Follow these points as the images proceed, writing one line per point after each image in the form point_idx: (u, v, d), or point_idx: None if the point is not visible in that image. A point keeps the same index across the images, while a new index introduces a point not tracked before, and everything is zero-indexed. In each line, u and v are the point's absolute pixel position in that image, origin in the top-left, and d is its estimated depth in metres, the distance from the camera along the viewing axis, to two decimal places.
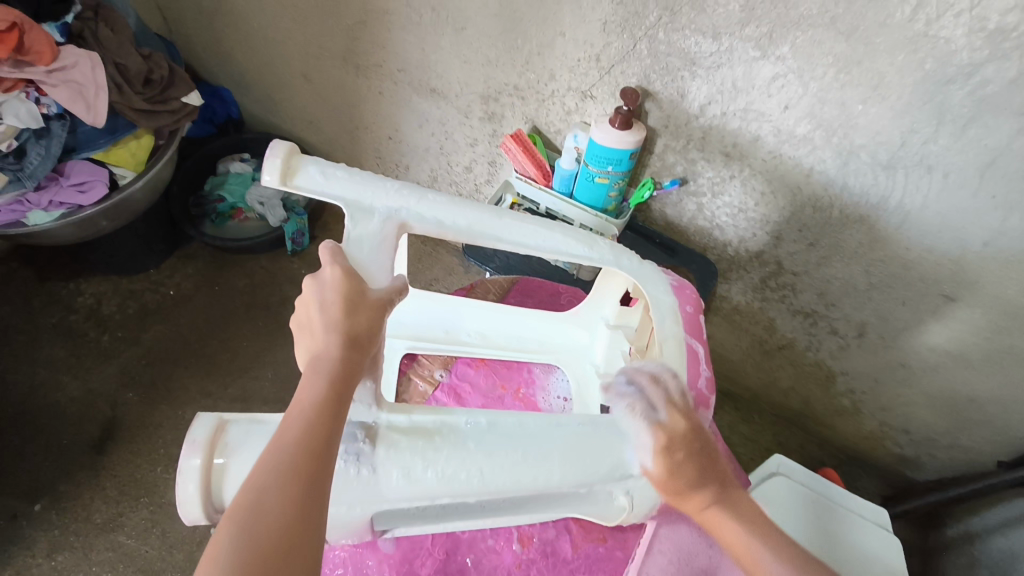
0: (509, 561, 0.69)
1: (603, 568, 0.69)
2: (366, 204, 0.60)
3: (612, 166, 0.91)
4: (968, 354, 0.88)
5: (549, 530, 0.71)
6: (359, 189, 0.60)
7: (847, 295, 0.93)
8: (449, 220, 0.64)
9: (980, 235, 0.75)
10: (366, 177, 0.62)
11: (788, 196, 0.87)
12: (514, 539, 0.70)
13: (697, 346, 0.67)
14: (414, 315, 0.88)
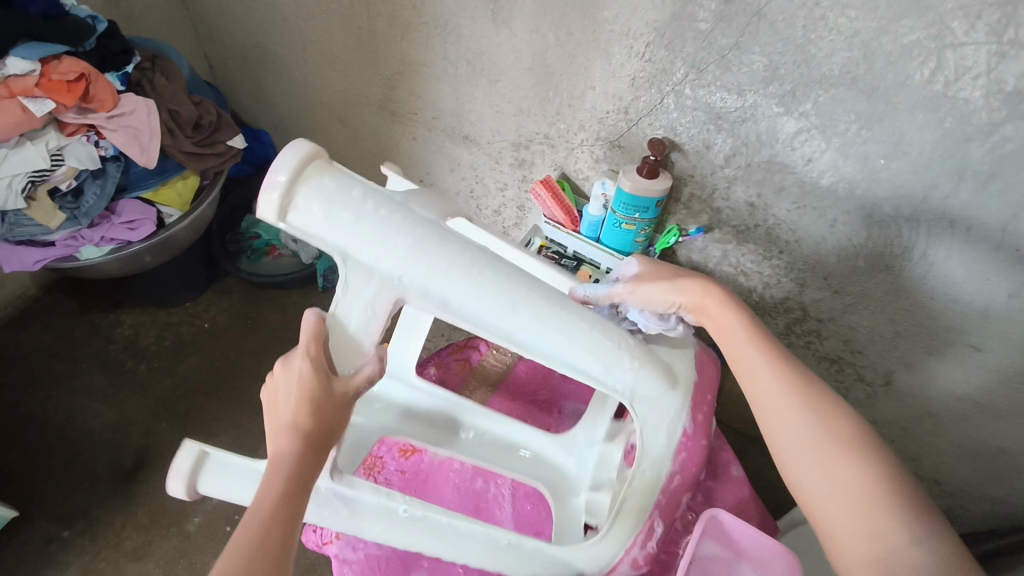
0: None
1: None
2: (366, 263, 0.58)
3: (639, 214, 0.94)
4: (996, 404, 0.88)
5: None
6: (369, 236, 0.57)
7: (872, 343, 0.93)
8: (454, 300, 0.60)
9: (1005, 287, 0.76)
10: (384, 216, 0.57)
11: (812, 246, 0.89)
12: None
13: (659, 526, 0.69)
14: None
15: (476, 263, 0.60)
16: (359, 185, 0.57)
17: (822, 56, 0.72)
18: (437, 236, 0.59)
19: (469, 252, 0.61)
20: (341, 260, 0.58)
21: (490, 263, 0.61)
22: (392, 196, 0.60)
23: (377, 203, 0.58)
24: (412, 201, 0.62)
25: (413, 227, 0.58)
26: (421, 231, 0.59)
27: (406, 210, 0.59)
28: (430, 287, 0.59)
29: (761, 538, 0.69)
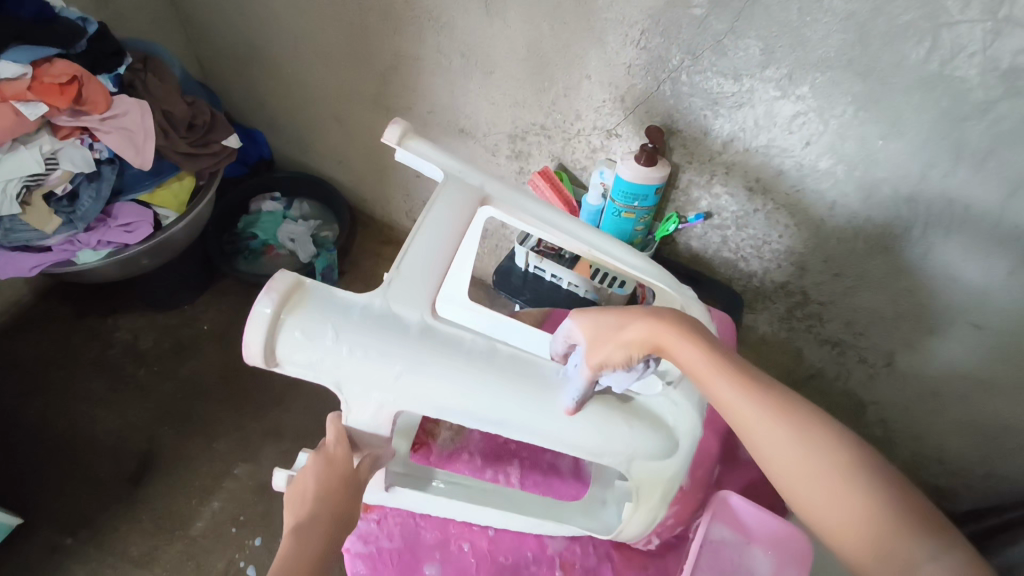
0: None
1: None
2: (359, 392, 0.56)
3: (638, 202, 0.94)
4: (997, 381, 0.88)
5: (590, 558, 0.77)
6: (353, 371, 0.54)
7: (873, 325, 0.94)
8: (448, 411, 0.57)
9: (1005, 265, 0.76)
10: (364, 355, 0.53)
11: (811, 229, 0.89)
12: (556, 567, 0.76)
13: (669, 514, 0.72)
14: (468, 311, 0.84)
15: (473, 372, 0.56)
16: (329, 326, 0.52)
17: (818, 38, 0.72)
18: (422, 354, 0.55)
19: (463, 362, 0.56)
20: (339, 391, 0.56)
21: (483, 371, 0.56)
22: (360, 312, 0.54)
23: (353, 339, 0.53)
24: (392, 302, 0.55)
25: (394, 354, 0.54)
26: (402, 356, 0.54)
27: (384, 330, 0.54)
28: (431, 400, 0.56)
29: (774, 524, 0.70)
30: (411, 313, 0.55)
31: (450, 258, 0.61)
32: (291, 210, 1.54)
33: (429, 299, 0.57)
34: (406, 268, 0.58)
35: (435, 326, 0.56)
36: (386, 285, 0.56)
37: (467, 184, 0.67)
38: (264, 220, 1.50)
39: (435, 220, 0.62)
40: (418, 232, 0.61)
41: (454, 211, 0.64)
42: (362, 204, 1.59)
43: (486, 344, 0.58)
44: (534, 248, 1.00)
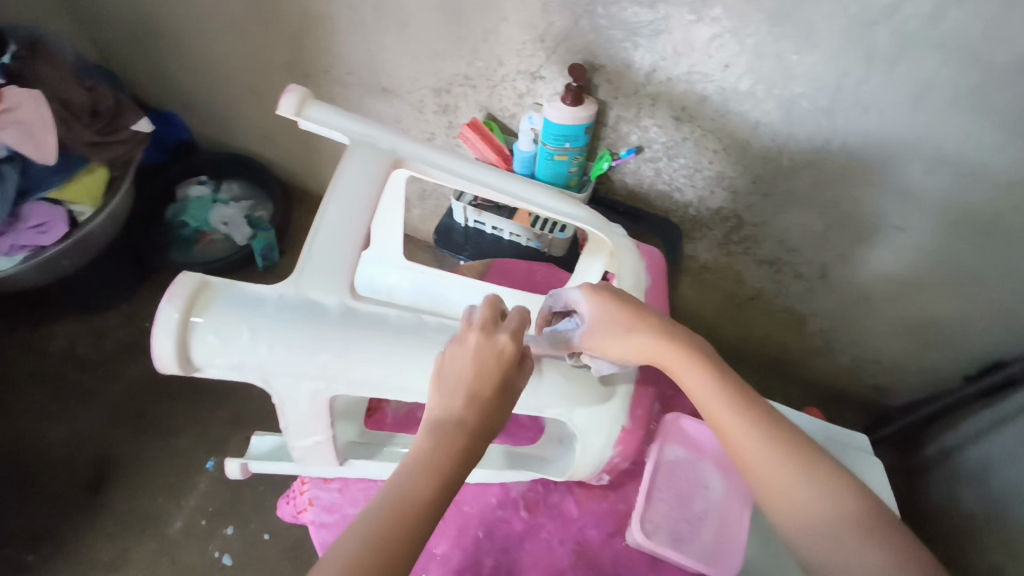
0: (519, 528, 0.70)
1: (610, 522, 0.70)
2: (286, 384, 0.51)
3: (569, 143, 0.93)
4: (921, 278, 0.94)
5: (553, 494, 0.72)
6: (280, 364, 0.49)
7: (806, 239, 0.97)
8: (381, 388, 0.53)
9: (920, 166, 0.80)
10: (286, 350, 0.49)
11: (739, 152, 0.90)
12: (520, 507, 0.71)
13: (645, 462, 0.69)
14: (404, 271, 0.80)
15: (407, 351, 0.51)
16: (243, 326, 0.47)
17: None
18: (346, 340, 0.50)
19: (392, 341, 0.51)
20: (266, 389, 0.51)
21: (418, 347, 0.51)
22: (274, 304, 0.49)
23: (269, 335, 0.48)
24: (307, 290, 0.51)
25: (317, 344, 0.49)
26: (324, 345, 0.49)
27: (301, 319, 0.49)
28: (363, 385, 0.52)
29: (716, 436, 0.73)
30: (329, 297, 0.51)
31: (366, 229, 0.56)
32: (221, 194, 1.46)
33: (348, 279, 0.52)
34: (319, 247, 0.53)
35: (358, 308, 0.51)
36: (297, 273, 0.52)
37: (375, 148, 0.62)
38: (192, 206, 1.43)
39: (344, 190, 0.57)
40: (328, 206, 0.56)
41: (360, 178, 0.59)
42: (295, 178, 1.54)
43: (418, 317, 0.53)
44: (472, 201, 0.98)
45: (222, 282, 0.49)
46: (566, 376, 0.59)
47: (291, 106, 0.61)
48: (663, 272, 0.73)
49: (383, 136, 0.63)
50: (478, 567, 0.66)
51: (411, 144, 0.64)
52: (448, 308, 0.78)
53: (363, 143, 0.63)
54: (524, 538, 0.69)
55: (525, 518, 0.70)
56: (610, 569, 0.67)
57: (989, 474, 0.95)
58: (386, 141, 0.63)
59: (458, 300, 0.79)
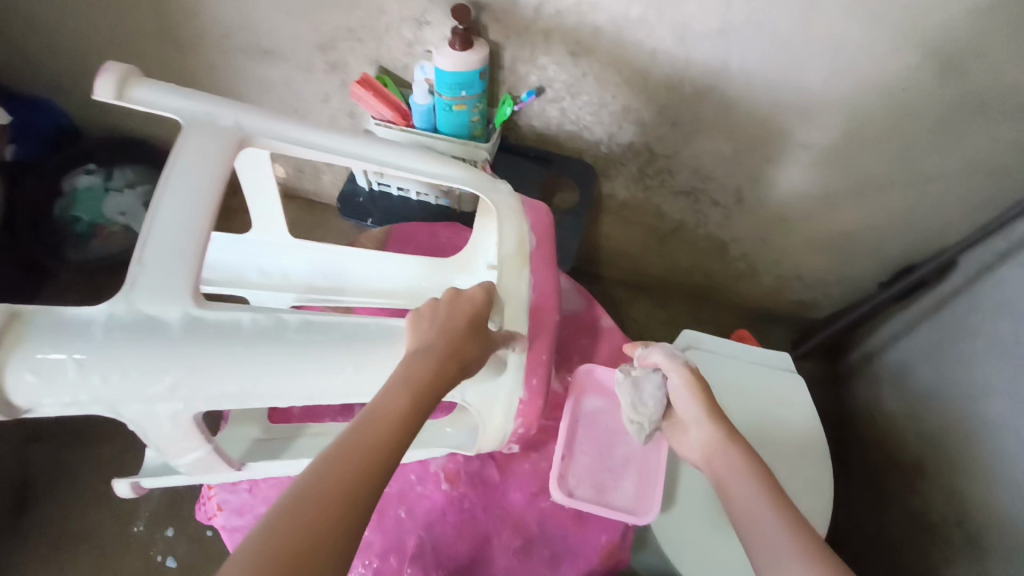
0: (441, 501, 0.72)
1: (533, 483, 0.74)
2: (138, 407, 0.48)
3: (465, 90, 0.88)
4: (831, 194, 0.94)
5: (473, 462, 0.75)
6: (122, 388, 0.46)
7: (717, 166, 0.96)
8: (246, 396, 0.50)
9: (816, 80, 0.78)
10: (122, 375, 0.46)
11: (640, 82, 0.87)
12: (441, 480, 0.73)
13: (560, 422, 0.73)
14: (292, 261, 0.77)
15: (266, 359, 0.49)
16: (65, 358, 0.44)
17: None
18: (194, 357, 0.47)
19: (246, 352, 0.49)
20: (121, 416, 0.49)
21: (273, 351, 0.49)
22: (101, 329, 0.46)
23: (102, 364, 0.45)
24: (139, 303, 0.47)
25: (157, 362, 0.46)
26: (169, 364, 0.47)
27: (136, 340, 0.46)
28: (223, 396, 0.50)
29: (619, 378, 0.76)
30: (167, 309, 0.47)
31: (207, 221, 0.51)
32: (112, 180, 1.33)
33: (188, 285, 0.48)
34: (153, 251, 0.48)
35: (203, 317, 0.48)
36: (128, 286, 0.47)
37: (215, 125, 0.57)
38: (82, 198, 1.31)
39: (177, 181, 0.52)
40: (161, 201, 0.51)
41: (196, 156, 0.54)
42: None
43: (274, 319, 0.50)
44: None
45: (41, 311, 0.45)
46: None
47: (108, 88, 0.55)
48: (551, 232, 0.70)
49: (222, 110, 0.58)
50: (403, 547, 0.70)
51: (256, 117, 0.59)
52: (348, 287, 0.78)
53: (200, 119, 0.57)
54: (446, 510, 0.72)
55: (444, 491, 0.73)
56: (535, 529, 0.72)
57: (910, 372, 1.01)
58: (228, 115, 0.58)
59: (358, 275, 0.79)
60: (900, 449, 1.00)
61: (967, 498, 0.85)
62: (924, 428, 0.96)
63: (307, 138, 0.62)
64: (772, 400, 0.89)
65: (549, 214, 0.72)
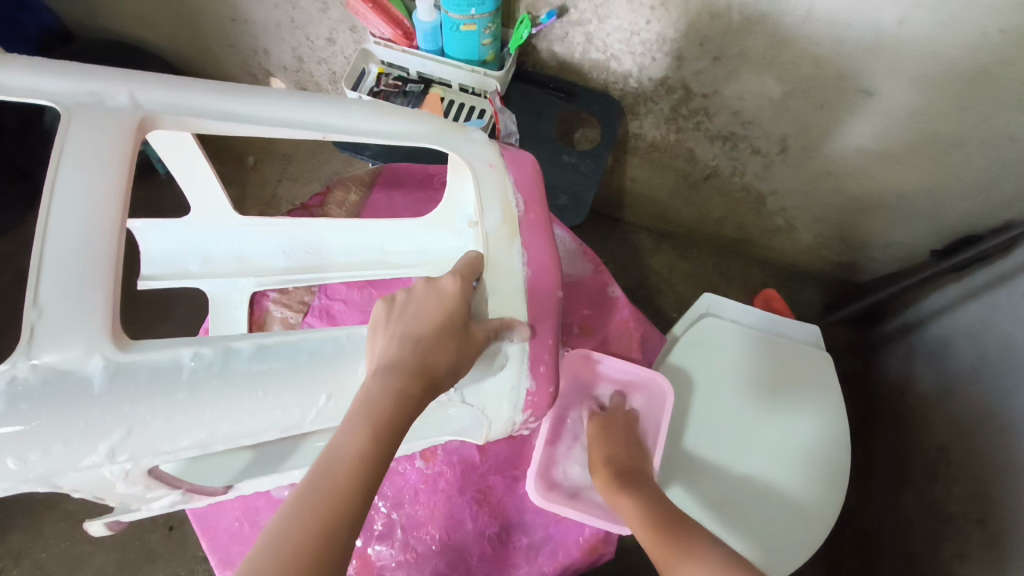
0: (415, 479, 0.71)
1: (514, 465, 0.72)
2: (80, 477, 0.38)
3: (474, 9, 0.76)
4: (892, 150, 0.81)
5: (451, 441, 0.71)
6: (52, 467, 0.36)
7: (762, 110, 0.83)
8: (208, 441, 0.40)
9: (894, 14, 0.64)
10: (45, 452, 0.35)
11: (680, 6, 0.74)
12: (416, 457, 0.71)
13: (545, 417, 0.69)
14: (258, 235, 0.65)
15: (214, 403, 0.39)
16: None
17: None
18: (134, 411, 0.37)
19: (192, 394, 0.39)
20: (59, 488, 0.38)
21: (217, 389, 0.40)
22: (3, 399, 0.34)
23: (13, 446, 0.35)
24: (45, 357, 0.35)
25: (88, 425, 0.36)
26: (116, 421, 0.37)
27: (57, 402, 0.35)
28: (171, 451, 0.39)
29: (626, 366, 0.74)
30: (83, 358, 0.36)
31: (124, 207, 0.39)
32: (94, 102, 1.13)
33: (105, 325, 0.36)
34: (45, 284, 0.35)
35: (133, 361, 0.37)
36: (23, 339, 0.35)
37: (105, 108, 0.42)
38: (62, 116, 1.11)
39: (73, 169, 0.38)
40: (47, 222, 0.37)
41: (97, 160, 0.39)
42: (191, 66, 1.31)
43: (220, 349, 0.40)
44: (372, 90, 0.89)
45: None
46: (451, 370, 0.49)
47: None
48: (541, 186, 0.56)
49: (109, 85, 0.43)
50: (371, 527, 0.69)
51: (161, 88, 0.44)
52: (331, 264, 0.65)
53: (85, 102, 0.42)
54: (419, 491, 0.70)
55: (417, 469, 0.71)
56: (514, 517, 0.70)
57: (949, 350, 0.91)
58: (118, 90, 0.43)
59: (338, 247, 0.66)
60: (927, 432, 0.91)
61: (993, 499, 0.76)
62: (955, 413, 0.86)
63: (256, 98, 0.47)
64: (795, 377, 0.80)
65: (531, 157, 0.58)
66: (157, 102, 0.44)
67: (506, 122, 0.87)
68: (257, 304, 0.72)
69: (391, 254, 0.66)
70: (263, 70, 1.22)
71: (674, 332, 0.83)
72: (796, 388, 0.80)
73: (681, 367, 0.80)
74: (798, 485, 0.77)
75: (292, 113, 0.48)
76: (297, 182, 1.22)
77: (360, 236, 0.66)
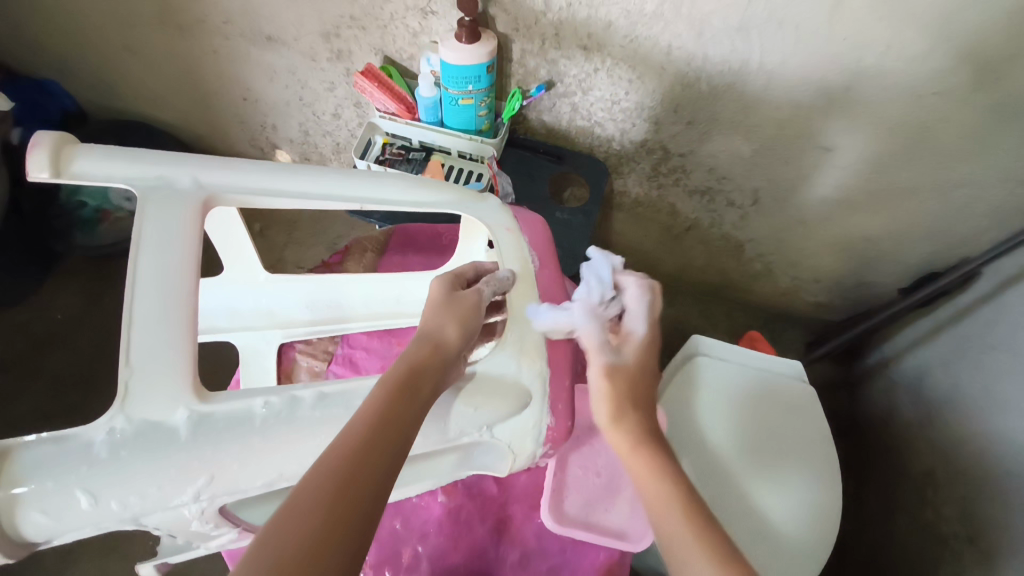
0: (438, 512, 0.74)
1: (532, 495, 0.75)
2: (165, 515, 0.42)
3: (471, 85, 0.84)
4: (854, 198, 0.90)
5: (471, 474, 0.75)
6: (142, 507, 0.40)
7: (734, 166, 0.92)
8: (282, 480, 0.44)
9: (842, 80, 0.74)
10: (140, 498, 0.40)
11: (656, 78, 0.83)
12: (438, 492, 0.74)
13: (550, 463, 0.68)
14: (289, 297, 0.73)
15: (284, 447, 0.44)
16: (76, 491, 0.39)
17: None
18: (215, 457, 0.42)
19: (264, 439, 0.43)
20: (143, 526, 0.42)
21: (287, 434, 0.44)
22: (104, 448, 0.40)
23: (117, 490, 0.40)
24: (139, 412, 0.41)
25: (176, 471, 0.41)
26: (201, 466, 0.41)
27: (150, 450, 0.40)
28: (245, 491, 0.44)
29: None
30: (170, 411, 0.41)
31: (196, 271, 0.46)
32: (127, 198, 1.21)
33: (187, 378, 0.42)
34: (135, 347, 0.42)
35: (211, 412, 0.42)
36: (119, 397, 0.41)
37: (174, 189, 0.50)
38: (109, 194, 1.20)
39: (153, 242, 0.46)
40: (134, 292, 0.44)
41: (170, 234, 0.47)
42: (200, 141, 1.39)
43: (286, 399, 0.45)
44: (378, 158, 0.97)
45: (25, 442, 0.39)
46: (472, 406, 0.51)
47: (43, 163, 0.49)
48: (551, 246, 0.65)
49: (176, 171, 0.51)
50: (398, 559, 0.72)
51: (219, 173, 0.53)
52: (352, 315, 0.74)
53: (155, 185, 0.50)
54: (443, 522, 0.73)
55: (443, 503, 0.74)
56: (533, 543, 0.73)
57: (925, 381, 0.97)
58: (184, 175, 0.51)
59: (359, 302, 0.75)
60: (913, 459, 0.96)
61: (979, 519, 0.81)
62: (936, 439, 0.92)
63: (299, 181, 0.56)
64: (781, 409, 0.87)
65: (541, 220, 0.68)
66: (215, 183, 0.52)
67: (503, 183, 0.94)
68: (284, 356, 0.75)
69: (406, 302, 0.75)
70: (269, 143, 1.31)
71: (667, 372, 0.88)
72: (785, 422, 0.86)
73: (678, 407, 0.85)
74: (794, 513, 0.81)
75: (329, 188, 0.57)
76: (302, 246, 1.29)
77: (383, 293, 0.75)
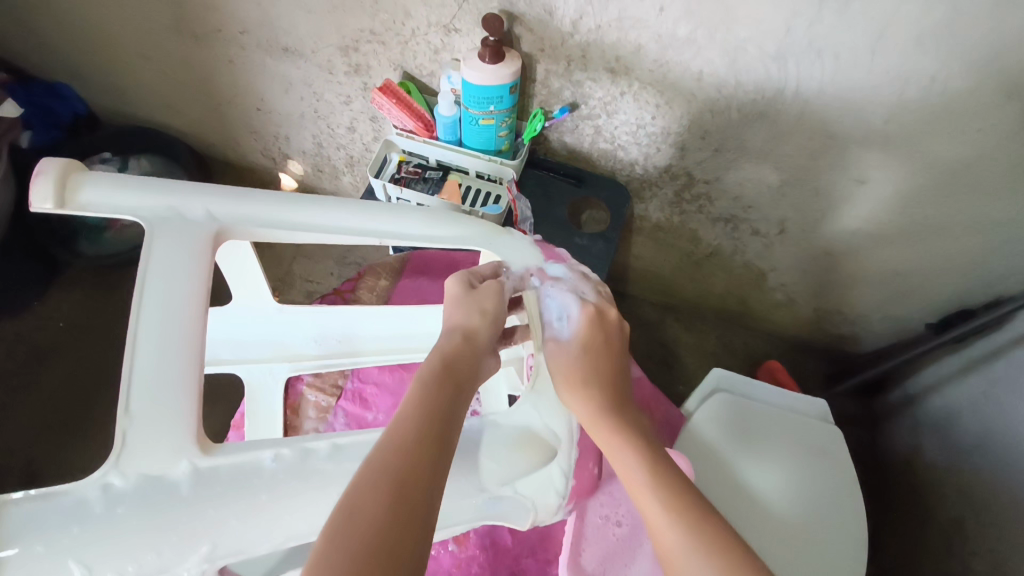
0: (449, 563, 0.72)
1: (545, 549, 0.72)
2: None
3: (493, 105, 0.81)
4: (886, 232, 0.87)
5: (482, 525, 0.73)
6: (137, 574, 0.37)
7: (761, 195, 0.89)
8: (289, 543, 0.41)
9: (881, 114, 0.70)
10: (138, 565, 0.37)
11: (684, 104, 0.80)
12: (448, 540, 0.73)
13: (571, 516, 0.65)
14: (301, 328, 0.71)
15: (292, 505, 0.41)
16: (70, 560, 0.36)
17: None
18: (216, 517, 0.39)
19: (272, 495, 0.41)
20: None
21: (297, 491, 0.42)
22: (99, 504, 0.37)
23: (111, 559, 0.37)
24: (136, 465, 0.39)
25: (177, 535, 0.38)
26: (205, 530, 0.39)
27: (146, 508, 0.38)
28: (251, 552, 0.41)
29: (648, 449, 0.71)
30: (172, 464, 0.39)
31: (204, 313, 0.44)
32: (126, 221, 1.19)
33: (190, 432, 0.40)
34: (135, 394, 0.40)
35: (215, 464, 0.40)
36: (114, 450, 0.39)
37: (185, 221, 0.49)
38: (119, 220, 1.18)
39: (158, 278, 0.44)
40: (137, 333, 0.42)
41: (181, 272, 0.45)
42: (212, 149, 1.37)
43: (298, 451, 0.43)
44: (393, 177, 0.93)
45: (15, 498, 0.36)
46: (496, 462, 0.49)
47: (45, 192, 0.47)
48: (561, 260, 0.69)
49: (188, 203, 0.50)
50: None
51: (233, 205, 0.51)
52: (363, 349, 0.72)
53: (165, 217, 0.49)
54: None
55: (451, 550, 0.73)
56: None
57: (955, 422, 0.93)
58: (196, 207, 0.50)
59: (371, 335, 0.72)
60: (941, 504, 0.92)
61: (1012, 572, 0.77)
62: (965, 484, 0.88)
63: (313, 214, 0.53)
64: (808, 452, 0.83)
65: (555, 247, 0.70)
66: (228, 215, 0.51)
67: (523, 209, 0.90)
68: (292, 388, 0.77)
69: (415, 338, 0.72)
70: (282, 154, 1.28)
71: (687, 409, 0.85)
72: (811, 467, 0.82)
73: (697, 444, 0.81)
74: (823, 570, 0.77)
75: (346, 218, 0.54)
76: (311, 260, 1.26)
77: (396, 326, 0.72)
